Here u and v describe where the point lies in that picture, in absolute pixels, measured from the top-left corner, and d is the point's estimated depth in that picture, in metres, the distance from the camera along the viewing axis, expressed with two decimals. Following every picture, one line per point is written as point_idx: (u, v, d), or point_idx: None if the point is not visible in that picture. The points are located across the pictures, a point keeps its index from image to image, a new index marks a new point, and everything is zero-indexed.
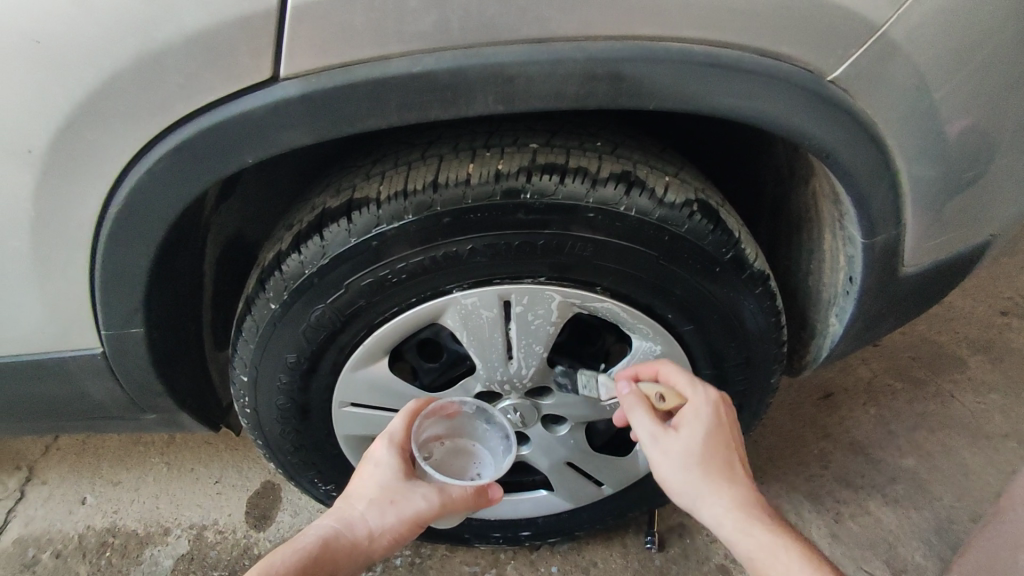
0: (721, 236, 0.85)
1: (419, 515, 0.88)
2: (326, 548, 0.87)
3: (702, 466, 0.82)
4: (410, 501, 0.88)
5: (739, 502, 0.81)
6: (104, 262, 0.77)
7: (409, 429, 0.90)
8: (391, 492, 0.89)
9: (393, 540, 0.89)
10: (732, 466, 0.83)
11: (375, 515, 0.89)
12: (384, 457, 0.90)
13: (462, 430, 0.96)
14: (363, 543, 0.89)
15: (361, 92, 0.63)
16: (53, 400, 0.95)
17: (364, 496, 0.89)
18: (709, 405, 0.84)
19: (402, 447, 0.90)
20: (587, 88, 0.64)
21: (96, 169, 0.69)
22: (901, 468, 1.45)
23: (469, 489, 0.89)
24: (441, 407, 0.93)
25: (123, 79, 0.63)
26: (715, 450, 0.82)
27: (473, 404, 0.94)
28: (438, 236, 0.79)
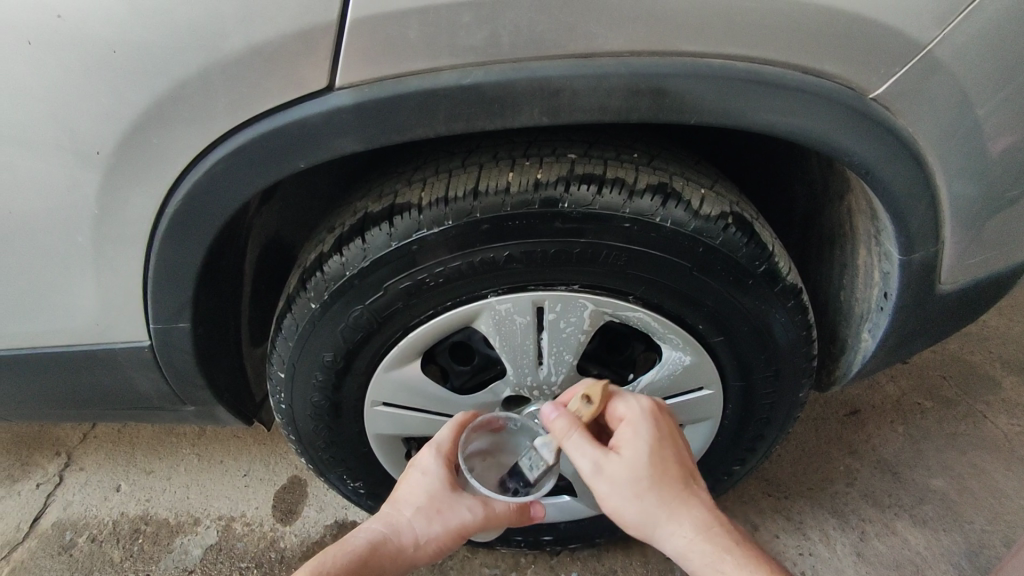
0: (755, 249, 0.85)
1: (464, 526, 0.92)
2: (373, 552, 0.90)
3: (654, 489, 0.81)
4: (455, 512, 0.92)
5: (699, 522, 0.81)
6: (158, 259, 0.80)
7: (455, 440, 0.93)
8: (438, 501, 0.92)
9: (436, 548, 0.92)
10: (684, 482, 0.83)
11: (421, 523, 0.92)
12: (431, 466, 0.92)
13: (505, 445, 0.96)
14: (408, 549, 0.92)
15: (411, 102, 0.66)
16: (100, 389, 0.99)
17: (411, 504, 0.92)
18: (644, 419, 0.84)
19: (448, 457, 0.93)
20: (630, 103, 0.66)
21: (159, 171, 0.73)
22: (930, 489, 1.43)
23: (512, 505, 0.93)
24: (486, 422, 0.93)
25: (188, 86, 0.67)
26: (663, 471, 0.82)
27: (518, 421, 0.94)
28: (476, 241, 0.81)
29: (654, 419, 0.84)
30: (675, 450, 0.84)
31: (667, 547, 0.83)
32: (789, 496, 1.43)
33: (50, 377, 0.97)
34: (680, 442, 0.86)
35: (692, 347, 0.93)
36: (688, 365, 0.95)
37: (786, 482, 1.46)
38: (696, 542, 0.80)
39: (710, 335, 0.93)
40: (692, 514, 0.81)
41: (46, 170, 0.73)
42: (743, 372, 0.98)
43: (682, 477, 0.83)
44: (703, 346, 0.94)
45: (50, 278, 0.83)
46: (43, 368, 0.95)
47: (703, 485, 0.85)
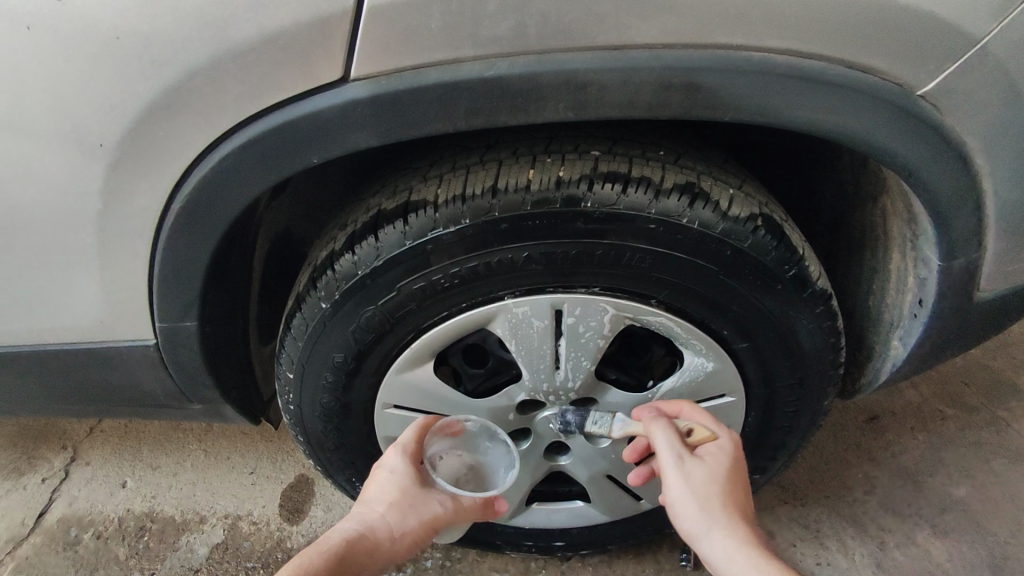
0: (785, 253, 0.82)
1: (438, 518, 0.90)
2: (350, 552, 0.84)
3: (721, 498, 0.77)
4: (427, 506, 0.90)
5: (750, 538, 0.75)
6: (165, 256, 0.77)
7: (421, 440, 0.90)
8: (409, 496, 0.89)
9: (411, 542, 0.89)
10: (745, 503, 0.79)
11: (395, 518, 0.88)
12: (398, 465, 0.89)
13: (465, 446, 0.98)
14: (384, 545, 0.87)
15: (430, 95, 0.63)
16: (105, 386, 0.97)
17: (382, 500, 0.88)
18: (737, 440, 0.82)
19: (414, 456, 0.91)
20: (662, 99, 0.62)
21: (166, 164, 0.70)
22: (951, 499, 1.39)
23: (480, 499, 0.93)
24: (449, 425, 0.93)
25: (196, 76, 0.64)
26: (736, 486, 0.78)
27: (475, 422, 0.95)
28: (494, 241, 0.78)
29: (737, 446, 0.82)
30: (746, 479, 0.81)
31: (710, 558, 0.76)
32: (806, 503, 1.39)
33: (55, 374, 0.94)
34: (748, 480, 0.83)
35: (715, 353, 0.89)
36: (711, 371, 0.92)
37: (802, 489, 1.42)
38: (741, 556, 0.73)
39: (735, 341, 0.89)
40: (744, 531, 0.76)
41: (50, 163, 0.70)
42: (767, 379, 0.94)
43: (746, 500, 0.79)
44: (726, 352, 0.90)
45: (54, 273, 0.80)
46: (47, 364, 0.92)
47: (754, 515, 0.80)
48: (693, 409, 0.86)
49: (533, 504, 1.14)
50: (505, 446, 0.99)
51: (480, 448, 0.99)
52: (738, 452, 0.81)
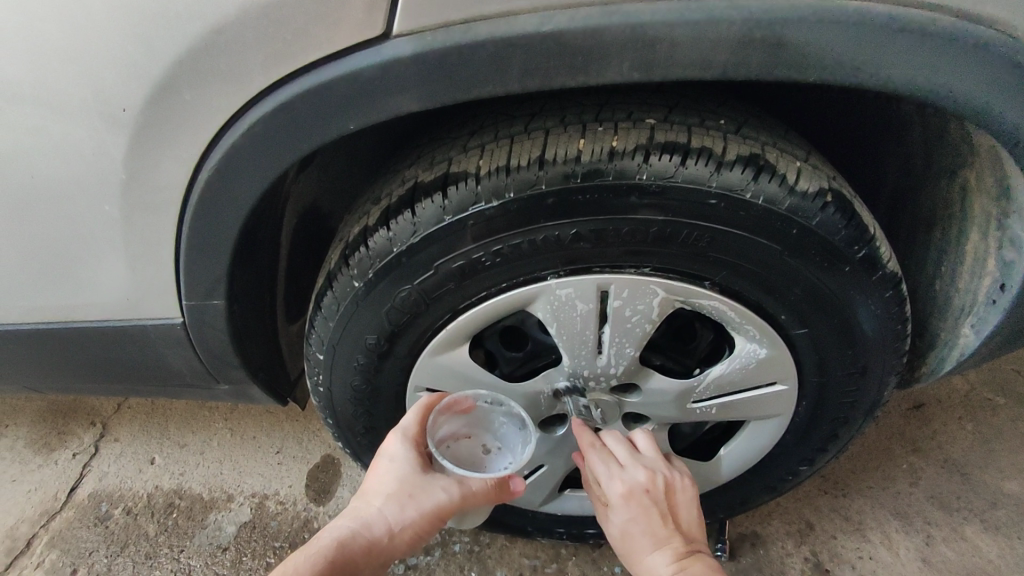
0: (855, 232, 0.75)
1: (442, 508, 0.82)
2: (342, 552, 0.79)
3: (630, 546, 0.83)
4: (429, 495, 0.82)
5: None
6: (191, 230, 0.73)
7: (424, 424, 0.85)
8: (408, 486, 0.82)
9: (415, 536, 0.82)
10: (655, 543, 0.81)
11: (394, 511, 0.81)
12: (399, 452, 0.83)
13: (479, 425, 0.92)
14: (382, 541, 0.81)
15: (482, 53, 0.58)
16: (132, 365, 0.94)
17: (381, 492, 0.82)
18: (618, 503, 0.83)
19: (417, 441, 0.84)
20: (740, 56, 0.58)
21: (193, 132, 0.66)
22: (1003, 493, 1.29)
23: (490, 481, 0.83)
24: (455, 401, 0.87)
25: (225, 33, 0.59)
26: (632, 540, 0.83)
27: (487, 396, 0.89)
28: (539, 217, 0.73)
29: (628, 499, 0.83)
30: (650, 521, 0.82)
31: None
32: (847, 494, 1.30)
33: (82, 352, 0.92)
34: (655, 508, 0.82)
35: (769, 339, 0.83)
36: (763, 359, 0.85)
37: (841, 479, 1.33)
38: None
39: (792, 328, 0.83)
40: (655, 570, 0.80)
41: (69, 131, 0.66)
42: (822, 368, 0.87)
43: (658, 541, 0.81)
44: (782, 339, 0.84)
45: (78, 249, 0.77)
46: (74, 342, 0.90)
47: (678, 539, 0.81)
48: (593, 461, 0.86)
49: (566, 491, 1.09)
50: (522, 425, 0.91)
51: (495, 427, 0.92)
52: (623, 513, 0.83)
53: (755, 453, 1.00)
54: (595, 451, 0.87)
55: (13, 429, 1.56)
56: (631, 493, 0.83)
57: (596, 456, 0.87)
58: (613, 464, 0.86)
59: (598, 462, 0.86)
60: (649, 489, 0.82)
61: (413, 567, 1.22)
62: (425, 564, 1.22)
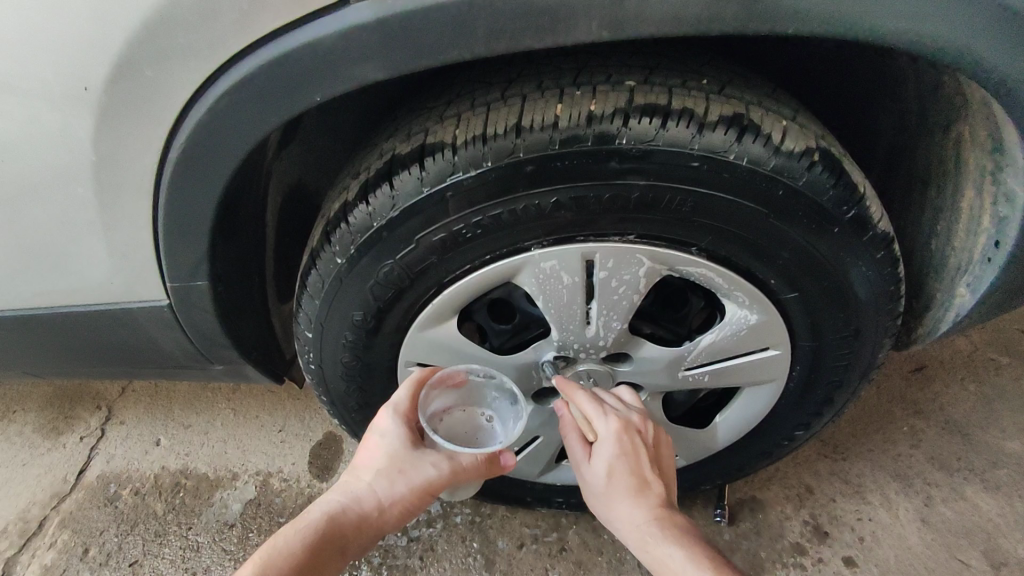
0: (844, 192, 0.73)
1: (431, 484, 0.82)
2: (332, 526, 0.80)
3: (606, 489, 0.80)
4: (419, 471, 0.82)
5: (636, 519, 0.78)
6: (168, 210, 0.73)
7: (415, 399, 0.84)
8: (398, 461, 0.82)
9: (405, 510, 0.83)
10: (637, 488, 0.79)
11: (384, 486, 0.82)
12: (389, 428, 0.84)
13: (471, 400, 0.89)
14: (372, 515, 0.82)
15: (445, 16, 0.57)
16: (124, 348, 0.94)
17: (372, 467, 0.83)
18: (610, 438, 0.80)
19: (408, 417, 0.85)
20: (714, 9, 0.56)
21: (159, 109, 0.64)
22: (1004, 452, 1.28)
23: (480, 457, 0.83)
24: (448, 376, 0.86)
25: (180, 5, 0.57)
26: (614, 478, 0.80)
27: (480, 371, 0.88)
28: (519, 187, 0.71)
29: (623, 436, 0.80)
30: (637, 463, 0.80)
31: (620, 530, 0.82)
32: (847, 458, 1.30)
33: (74, 336, 0.92)
34: (643, 451, 0.81)
35: (759, 305, 0.82)
36: (753, 325, 0.84)
37: (840, 443, 1.33)
38: (629, 534, 0.79)
39: (782, 292, 0.81)
40: (631, 513, 0.79)
41: (34, 113, 0.65)
42: (816, 331, 0.86)
43: (642, 484, 0.80)
44: (773, 304, 0.82)
45: (58, 233, 0.76)
46: (65, 327, 0.90)
47: (658, 486, 0.81)
48: (586, 399, 0.83)
49: (563, 461, 1.09)
50: (513, 399, 0.91)
51: (487, 401, 0.90)
52: (614, 448, 0.80)
53: (751, 418, 0.99)
54: (586, 392, 0.84)
55: (20, 415, 1.59)
56: (627, 431, 0.81)
57: (588, 394, 0.83)
58: (608, 405, 0.83)
59: (592, 401, 0.82)
60: (641, 431, 0.82)
61: (416, 539, 1.24)
62: (428, 535, 1.24)
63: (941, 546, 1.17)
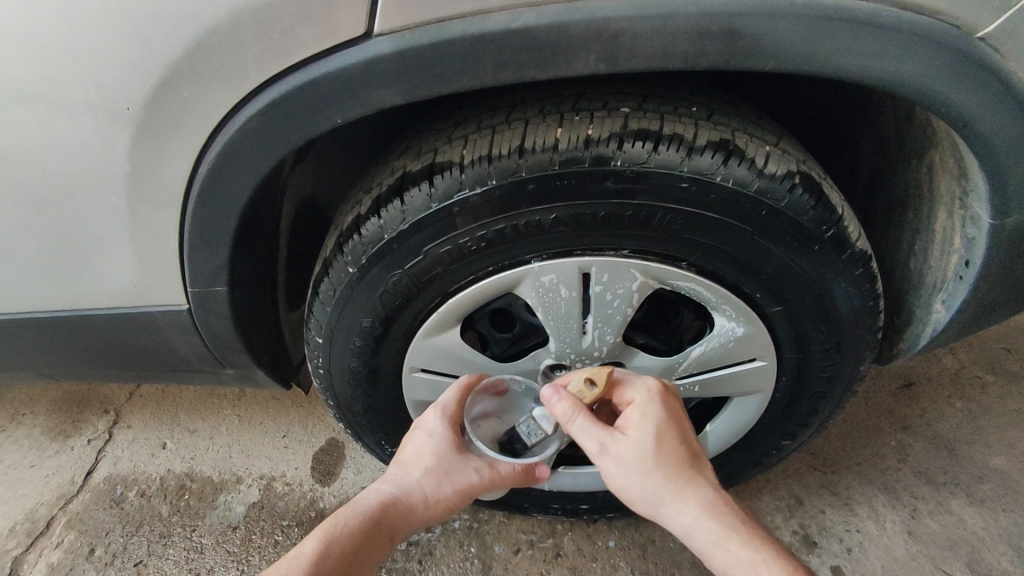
0: (823, 212, 0.79)
1: (473, 487, 0.90)
2: (384, 514, 0.87)
3: (662, 470, 0.79)
4: (463, 474, 0.90)
5: (703, 504, 0.78)
6: (193, 220, 0.78)
7: (461, 402, 0.90)
8: (445, 463, 0.90)
9: (446, 508, 0.90)
10: (692, 468, 0.80)
11: (430, 483, 0.90)
12: (436, 429, 0.90)
13: (509, 408, 0.95)
14: (418, 509, 0.89)
15: (457, 49, 0.63)
16: (142, 351, 0.99)
17: (420, 465, 0.90)
18: (653, 401, 0.82)
19: (453, 420, 0.90)
20: (700, 45, 0.62)
21: (191, 127, 0.70)
22: (989, 467, 1.32)
23: (518, 466, 0.91)
24: (492, 384, 0.91)
25: (217, 35, 0.63)
26: (668, 449, 0.80)
27: (523, 383, 0.93)
28: (520, 204, 0.77)
29: (664, 400, 0.83)
30: (686, 435, 0.82)
31: (675, 522, 0.80)
32: (835, 470, 1.34)
33: (95, 339, 0.97)
34: (691, 429, 0.83)
35: (745, 317, 0.87)
36: (740, 337, 0.89)
37: (829, 456, 1.37)
38: (697, 528, 0.78)
39: (767, 305, 0.86)
40: (696, 496, 0.79)
41: (76, 129, 0.70)
42: (799, 344, 0.91)
43: (693, 455, 0.81)
44: (758, 316, 0.87)
45: (88, 240, 0.81)
46: (87, 329, 0.95)
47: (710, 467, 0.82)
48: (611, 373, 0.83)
49: (559, 468, 1.13)
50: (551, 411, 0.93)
51: (524, 411, 0.95)
52: (660, 414, 0.81)
53: (740, 428, 1.03)
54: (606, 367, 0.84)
55: (29, 418, 1.62)
56: (666, 395, 0.84)
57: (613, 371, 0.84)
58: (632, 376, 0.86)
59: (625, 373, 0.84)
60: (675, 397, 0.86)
61: (415, 543, 1.27)
62: (426, 540, 1.28)
63: (925, 557, 1.21)
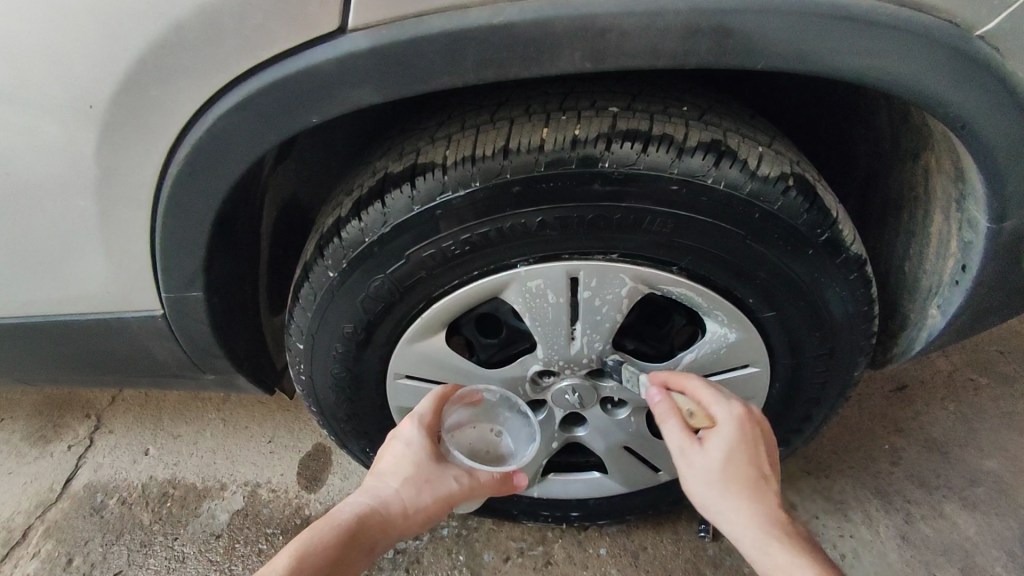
0: (818, 216, 0.77)
1: (453, 496, 0.88)
2: (361, 526, 0.83)
3: (730, 486, 0.75)
4: (443, 482, 0.88)
5: (762, 519, 0.74)
6: (165, 223, 0.75)
7: (438, 411, 0.88)
8: (424, 472, 0.87)
9: (425, 519, 0.87)
10: (761, 485, 0.76)
11: (409, 492, 0.86)
12: (414, 437, 0.87)
13: (484, 416, 0.93)
14: (396, 520, 0.86)
15: (436, 46, 0.60)
16: (117, 356, 0.96)
17: (397, 474, 0.87)
18: (734, 420, 0.77)
19: (431, 428, 0.88)
20: (688, 44, 0.60)
21: (159, 127, 0.67)
22: (983, 471, 1.31)
23: (497, 474, 0.90)
24: (468, 393, 0.90)
25: (184, 30, 0.60)
26: (739, 466, 0.75)
27: (496, 392, 0.92)
28: (505, 207, 0.74)
29: (747, 421, 0.77)
30: (758, 458, 0.76)
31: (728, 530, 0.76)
32: (828, 475, 1.32)
33: (68, 345, 0.94)
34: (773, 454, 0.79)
35: (737, 323, 0.85)
36: (732, 343, 0.87)
37: (823, 460, 1.35)
38: (753, 532, 0.74)
39: (760, 311, 0.84)
40: (756, 511, 0.74)
41: (40, 128, 0.67)
42: (793, 350, 0.89)
43: (761, 477, 0.76)
44: (751, 322, 0.85)
45: (56, 244, 0.78)
46: (59, 335, 0.91)
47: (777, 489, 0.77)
48: (699, 386, 0.80)
49: (549, 475, 1.11)
50: (526, 417, 0.94)
51: (498, 419, 0.94)
52: (740, 434, 0.76)
53: None
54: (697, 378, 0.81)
55: (8, 422, 1.59)
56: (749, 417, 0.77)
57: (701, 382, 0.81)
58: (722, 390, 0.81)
59: (708, 387, 0.79)
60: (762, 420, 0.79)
61: (402, 551, 1.24)
62: (414, 548, 1.25)
63: (920, 563, 1.19)
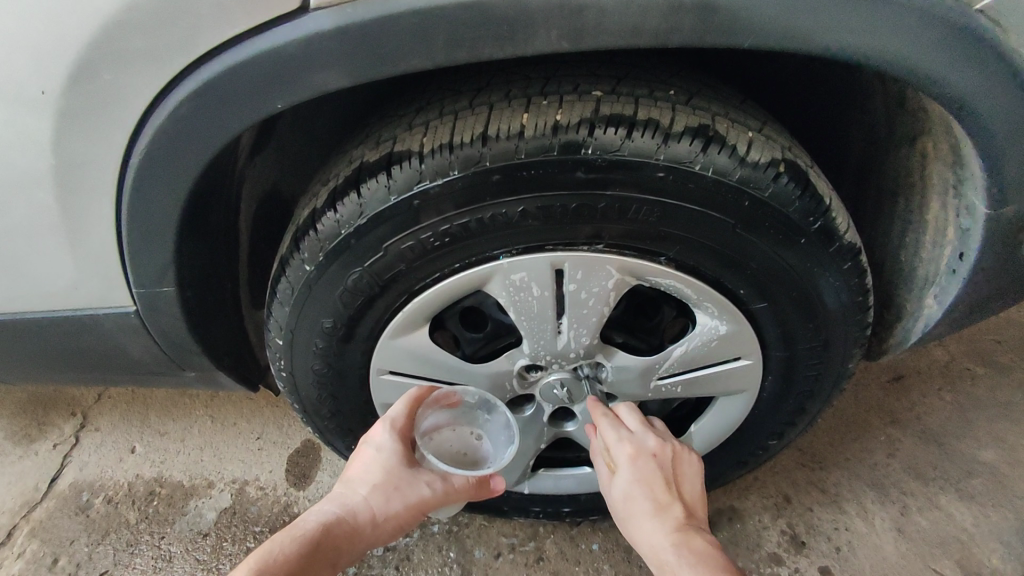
0: (810, 203, 0.74)
1: (425, 502, 0.86)
2: (328, 535, 0.82)
3: (630, 520, 0.80)
4: (414, 488, 0.86)
5: (659, 547, 0.76)
6: (131, 215, 0.72)
7: (411, 415, 0.86)
8: (395, 478, 0.86)
9: (396, 526, 0.86)
10: (660, 514, 0.78)
11: (379, 500, 0.85)
12: (385, 443, 0.86)
13: (462, 420, 0.90)
14: (365, 529, 0.84)
15: (404, 24, 0.57)
16: (92, 354, 0.93)
17: (367, 481, 0.85)
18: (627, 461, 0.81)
19: (403, 432, 0.87)
20: (671, 22, 0.57)
21: (119, 114, 0.64)
22: (979, 462, 1.29)
23: (473, 479, 0.89)
24: (444, 395, 0.88)
25: (138, 10, 0.57)
26: (633, 500, 0.80)
27: (475, 394, 0.90)
28: (485, 196, 0.71)
29: (637, 461, 0.81)
30: (652, 491, 0.80)
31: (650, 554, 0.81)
32: (824, 467, 1.30)
33: (40, 343, 0.91)
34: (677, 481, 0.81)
35: (729, 315, 0.82)
36: (723, 336, 0.85)
37: (819, 452, 1.33)
38: (654, 559, 0.77)
39: (752, 301, 0.81)
40: (655, 538, 0.77)
41: None
42: (786, 341, 0.86)
43: (661, 505, 0.79)
44: (743, 313, 0.83)
45: (19, 238, 0.75)
46: (31, 332, 0.89)
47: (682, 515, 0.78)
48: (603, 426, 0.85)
49: (539, 471, 1.09)
50: (507, 420, 0.91)
51: (478, 423, 0.91)
52: (630, 473, 0.81)
53: (725, 429, 0.99)
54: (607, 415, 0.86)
55: None
56: (640, 456, 0.81)
57: (607, 418, 0.85)
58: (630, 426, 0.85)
59: (609, 425, 0.84)
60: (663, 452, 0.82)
61: (392, 549, 1.22)
62: (404, 545, 1.23)
63: (915, 555, 1.17)
